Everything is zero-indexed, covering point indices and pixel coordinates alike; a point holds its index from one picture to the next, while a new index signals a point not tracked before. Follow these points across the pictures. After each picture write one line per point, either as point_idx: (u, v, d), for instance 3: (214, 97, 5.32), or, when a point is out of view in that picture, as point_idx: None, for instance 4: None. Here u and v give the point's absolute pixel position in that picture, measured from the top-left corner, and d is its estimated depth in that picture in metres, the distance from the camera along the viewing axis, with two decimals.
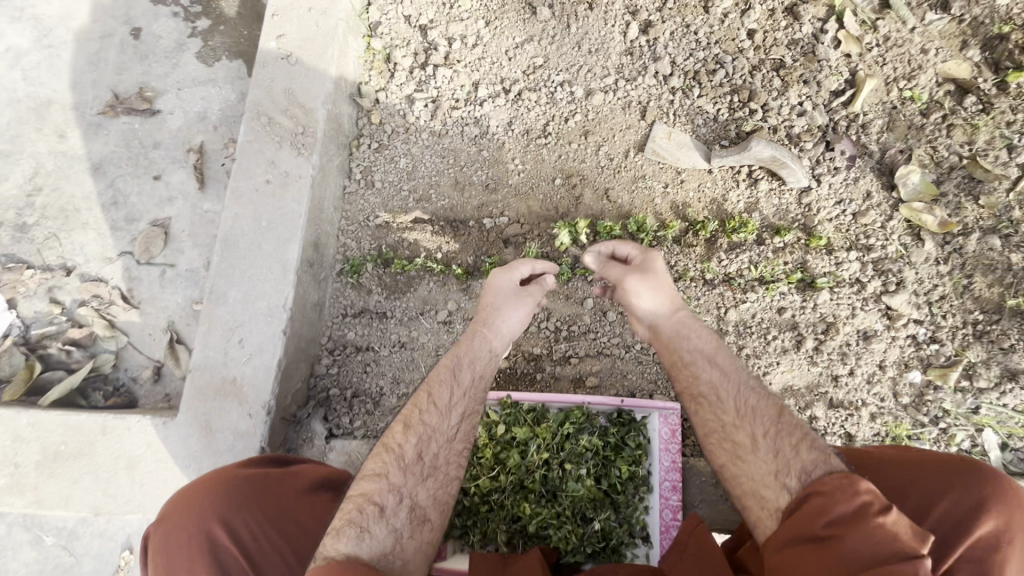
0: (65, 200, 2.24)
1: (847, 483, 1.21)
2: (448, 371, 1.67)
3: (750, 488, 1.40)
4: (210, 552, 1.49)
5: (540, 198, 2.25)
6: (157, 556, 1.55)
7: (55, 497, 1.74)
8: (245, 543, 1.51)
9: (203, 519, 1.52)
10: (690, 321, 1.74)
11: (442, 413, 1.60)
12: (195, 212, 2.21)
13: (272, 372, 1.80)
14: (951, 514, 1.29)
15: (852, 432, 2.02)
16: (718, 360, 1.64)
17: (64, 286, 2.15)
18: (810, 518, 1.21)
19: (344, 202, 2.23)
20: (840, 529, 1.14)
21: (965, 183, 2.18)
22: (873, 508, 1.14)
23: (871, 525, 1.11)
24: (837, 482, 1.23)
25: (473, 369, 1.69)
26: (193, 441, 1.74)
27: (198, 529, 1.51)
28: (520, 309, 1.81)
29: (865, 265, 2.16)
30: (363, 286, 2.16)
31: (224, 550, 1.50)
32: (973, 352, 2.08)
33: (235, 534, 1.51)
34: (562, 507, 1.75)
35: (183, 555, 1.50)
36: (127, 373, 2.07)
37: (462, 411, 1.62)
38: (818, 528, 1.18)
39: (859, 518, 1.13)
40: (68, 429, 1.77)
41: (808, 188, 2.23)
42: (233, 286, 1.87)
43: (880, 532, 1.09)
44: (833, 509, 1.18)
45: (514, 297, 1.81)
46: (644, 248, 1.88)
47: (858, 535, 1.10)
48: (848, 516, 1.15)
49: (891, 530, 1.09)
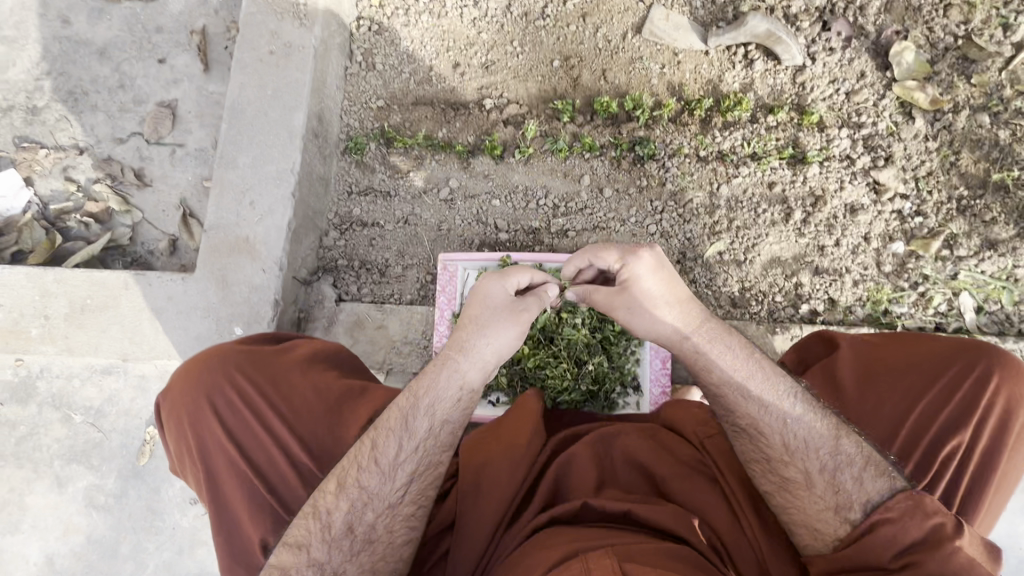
0: (74, 83, 2.30)
1: (913, 507, 1.29)
2: (398, 417, 1.49)
3: (803, 520, 1.39)
4: (214, 411, 1.63)
5: (538, 79, 2.28)
6: (170, 421, 1.70)
7: (86, 343, 1.97)
8: (245, 403, 1.63)
9: (206, 384, 1.65)
10: (704, 344, 1.52)
11: (389, 472, 1.46)
12: (201, 95, 2.28)
13: (283, 230, 2.00)
14: (966, 393, 1.52)
15: (835, 297, 2.13)
16: (749, 392, 1.48)
17: (78, 165, 2.26)
18: (878, 547, 1.29)
19: (346, 83, 2.28)
20: (917, 556, 1.25)
21: (958, 64, 2.20)
22: (946, 531, 1.26)
23: (949, 553, 1.22)
24: (903, 505, 1.30)
25: (430, 418, 1.50)
26: (212, 293, 1.97)
27: (201, 393, 1.65)
28: (508, 330, 1.51)
29: (855, 142, 2.21)
30: (367, 165, 2.25)
31: (226, 409, 1.63)
32: (956, 225, 2.14)
33: (235, 397, 1.63)
34: (558, 350, 1.89)
35: (190, 416, 1.64)
36: (144, 246, 2.22)
37: (413, 467, 1.48)
38: (888, 558, 1.27)
39: (936, 545, 1.24)
40: (92, 284, 2.00)
41: (803, 67, 2.24)
42: (242, 151, 2.04)
43: (956, 557, 1.22)
44: (902, 539, 1.27)
45: (499, 319, 1.50)
46: (627, 253, 1.49)
47: (937, 561, 1.22)
48: (920, 544, 1.26)
49: (965, 558, 1.22)
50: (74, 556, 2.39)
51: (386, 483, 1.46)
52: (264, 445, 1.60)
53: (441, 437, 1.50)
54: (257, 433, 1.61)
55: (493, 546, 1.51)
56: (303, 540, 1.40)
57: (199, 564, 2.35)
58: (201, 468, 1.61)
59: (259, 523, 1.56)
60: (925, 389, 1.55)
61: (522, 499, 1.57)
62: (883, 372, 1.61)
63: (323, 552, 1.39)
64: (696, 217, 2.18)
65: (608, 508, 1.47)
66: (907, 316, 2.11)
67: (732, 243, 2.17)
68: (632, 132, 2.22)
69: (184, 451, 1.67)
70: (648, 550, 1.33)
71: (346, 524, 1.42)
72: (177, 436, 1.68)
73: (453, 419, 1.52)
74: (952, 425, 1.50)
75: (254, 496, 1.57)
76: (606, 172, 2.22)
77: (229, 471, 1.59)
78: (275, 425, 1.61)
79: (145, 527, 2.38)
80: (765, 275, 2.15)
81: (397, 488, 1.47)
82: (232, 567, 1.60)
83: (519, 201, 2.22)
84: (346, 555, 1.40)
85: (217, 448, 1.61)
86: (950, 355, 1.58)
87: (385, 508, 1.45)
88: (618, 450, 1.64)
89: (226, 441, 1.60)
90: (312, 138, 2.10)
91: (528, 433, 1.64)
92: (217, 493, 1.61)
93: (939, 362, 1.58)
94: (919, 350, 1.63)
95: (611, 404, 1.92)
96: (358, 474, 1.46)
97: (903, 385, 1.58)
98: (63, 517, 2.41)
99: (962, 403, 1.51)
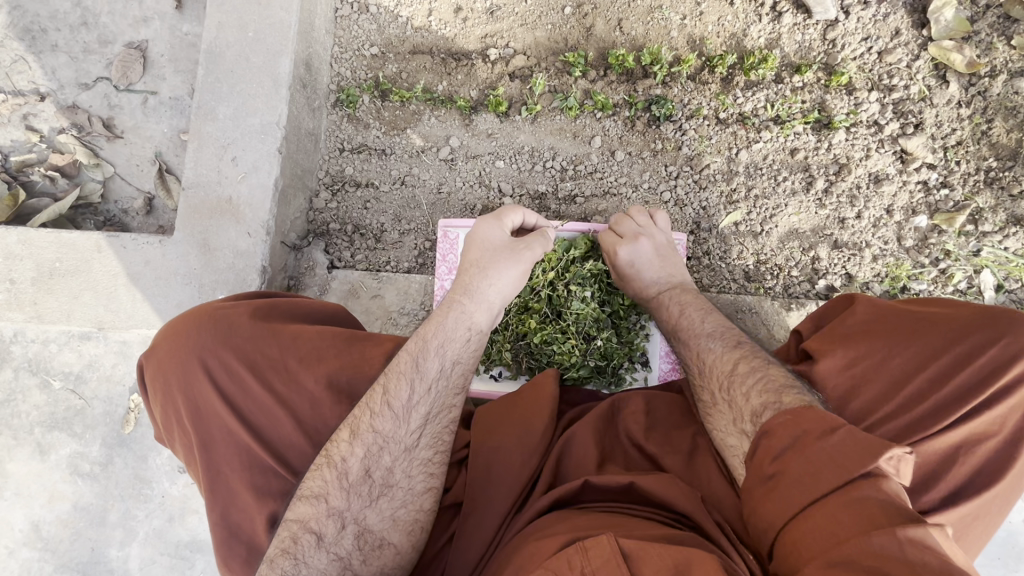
0: (30, 19, 2.11)
1: (789, 420, 1.20)
2: (409, 359, 1.46)
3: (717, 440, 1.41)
4: (207, 374, 1.46)
5: (547, 28, 2.10)
6: (157, 388, 1.52)
7: (58, 312, 1.84)
8: (241, 364, 1.46)
9: (198, 345, 1.48)
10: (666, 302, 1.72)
11: (400, 418, 1.40)
12: (174, 35, 2.09)
13: (270, 191, 1.84)
14: (989, 364, 1.35)
15: (852, 272, 2.03)
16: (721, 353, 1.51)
17: (39, 112, 2.09)
18: (760, 457, 1.21)
19: (336, 27, 2.12)
20: (787, 462, 1.15)
21: (999, 24, 2.00)
22: (812, 435, 1.14)
23: (812, 452, 1.12)
24: (780, 420, 1.22)
25: (441, 358, 1.49)
26: (193, 259, 1.83)
27: (193, 355, 1.47)
28: (515, 264, 1.66)
29: (884, 106, 2.05)
30: (361, 120, 2.10)
31: (222, 371, 1.46)
32: (982, 198, 2.00)
33: (223, 358, 1.46)
34: (566, 324, 1.79)
35: (182, 381, 1.47)
36: (117, 206, 2.07)
37: (426, 409, 1.43)
38: (766, 466, 1.18)
39: (801, 446, 1.14)
40: (61, 246, 1.86)
41: (835, 22, 2.06)
42: (221, 101, 1.86)
43: (821, 456, 1.10)
44: (777, 446, 1.18)
45: (505, 253, 1.67)
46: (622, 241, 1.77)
47: (802, 465, 1.11)
48: (789, 449, 1.16)
49: (831, 456, 1.09)
50: (62, 522, 2.30)
51: (401, 427, 1.40)
52: (266, 407, 1.44)
53: (452, 378, 1.49)
54: (257, 397, 1.45)
55: (503, 530, 1.42)
56: (319, 491, 1.33)
57: (192, 531, 2.27)
58: (195, 437, 1.44)
59: (264, 493, 1.41)
60: (947, 351, 1.39)
61: (533, 482, 1.48)
62: (905, 330, 1.45)
63: (342, 499, 1.32)
64: (713, 183, 2.05)
65: (608, 484, 1.39)
66: (925, 293, 2.01)
67: (750, 213, 2.05)
68: (648, 90, 2.06)
69: (176, 420, 1.50)
70: (651, 530, 1.26)
71: (363, 468, 1.35)
72: (166, 404, 1.51)
73: (464, 361, 1.53)
74: (970, 393, 1.34)
75: (257, 464, 1.42)
76: (619, 133, 2.07)
77: (228, 438, 1.43)
78: (278, 386, 1.46)
79: (134, 495, 2.28)
80: (781, 248, 2.05)
81: (411, 431, 1.41)
82: (231, 543, 1.44)
83: (525, 163, 2.07)
84: (365, 501, 1.34)
85: (212, 414, 1.45)
86: (983, 319, 1.41)
87: (402, 452, 1.38)
88: (619, 425, 1.57)
89: (220, 405, 1.44)
90: (299, 87, 1.92)
91: (543, 418, 1.54)
92: (213, 464, 1.44)
93: (969, 323, 1.41)
94: (946, 311, 1.47)
95: (619, 381, 1.84)
96: (371, 420, 1.39)
97: (924, 344, 1.42)
98: (47, 484, 2.31)
99: (985, 370, 1.35)
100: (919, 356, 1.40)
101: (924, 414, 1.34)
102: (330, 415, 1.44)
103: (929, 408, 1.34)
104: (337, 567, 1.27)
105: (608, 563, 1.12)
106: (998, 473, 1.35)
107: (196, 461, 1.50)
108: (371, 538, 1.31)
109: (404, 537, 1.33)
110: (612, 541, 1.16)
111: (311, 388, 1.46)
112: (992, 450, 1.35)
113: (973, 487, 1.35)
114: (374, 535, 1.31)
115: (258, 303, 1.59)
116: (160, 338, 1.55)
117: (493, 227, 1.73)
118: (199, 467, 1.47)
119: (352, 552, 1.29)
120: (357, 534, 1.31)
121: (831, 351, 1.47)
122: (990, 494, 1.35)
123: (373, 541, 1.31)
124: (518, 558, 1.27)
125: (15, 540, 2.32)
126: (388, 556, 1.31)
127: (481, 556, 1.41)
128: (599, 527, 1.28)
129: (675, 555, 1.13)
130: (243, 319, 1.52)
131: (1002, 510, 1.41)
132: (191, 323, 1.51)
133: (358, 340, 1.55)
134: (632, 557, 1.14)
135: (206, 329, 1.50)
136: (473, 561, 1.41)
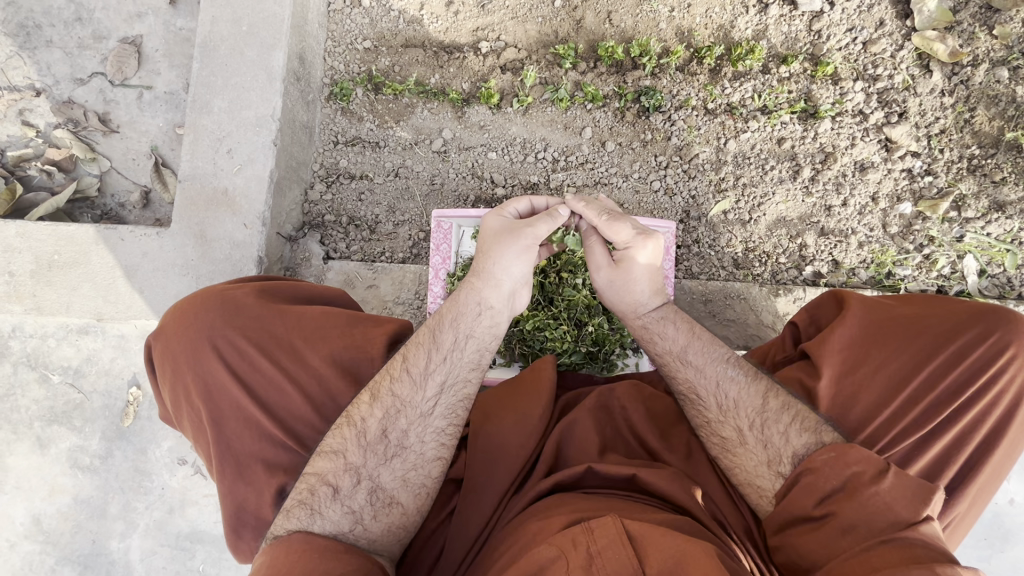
0: (25, 15, 2.13)
1: (834, 459, 1.28)
2: (426, 332, 1.52)
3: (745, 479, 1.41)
4: (217, 352, 1.47)
5: (538, 21, 2.13)
6: (165, 366, 1.53)
7: (56, 304, 1.87)
8: (252, 343, 1.48)
9: (208, 324, 1.49)
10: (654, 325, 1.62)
11: (417, 382, 1.46)
12: (169, 30, 2.11)
13: (265, 181, 1.87)
14: (978, 361, 1.39)
15: (838, 259, 2.07)
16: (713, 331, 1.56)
17: (35, 108, 2.11)
18: (801, 495, 1.30)
19: (329, 21, 2.14)
20: (837, 505, 1.25)
21: (980, 14, 2.03)
22: (864, 478, 1.24)
23: (865, 498, 1.22)
24: (824, 459, 1.30)
25: (455, 331, 1.53)
26: (190, 250, 1.85)
27: (202, 334, 1.48)
28: (519, 246, 1.55)
29: (869, 96, 2.08)
30: (355, 114, 2.13)
31: (231, 350, 1.47)
32: (965, 184, 2.04)
33: (229, 336, 1.48)
34: (558, 310, 1.84)
35: (191, 359, 1.48)
36: (114, 199, 2.10)
37: (443, 377, 1.49)
38: (812, 506, 1.28)
39: (851, 491, 1.24)
40: (59, 239, 1.88)
41: (820, 13, 2.10)
42: (216, 94, 1.88)
43: (875, 502, 1.21)
44: (824, 487, 1.28)
45: (506, 234, 1.57)
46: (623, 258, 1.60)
47: (853, 510, 1.22)
48: (839, 492, 1.26)
49: (885, 503, 1.21)
50: (63, 514, 2.33)
51: (417, 393, 1.45)
52: (277, 385, 1.47)
53: (465, 352, 1.53)
54: (266, 375, 1.47)
55: (501, 509, 1.46)
56: (339, 446, 1.40)
57: (191, 522, 2.29)
58: (204, 413, 1.46)
59: (275, 467, 1.44)
60: (937, 352, 1.41)
61: (530, 465, 1.51)
62: (896, 332, 1.47)
63: (359, 457, 1.39)
64: (702, 173, 2.09)
65: (612, 472, 1.42)
66: (909, 279, 2.06)
67: (738, 202, 2.09)
68: (638, 81, 2.09)
69: (184, 398, 1.51)
70: (652, 516, 1.30)
71: (381, 428, 1.42)
72: (174, 382, 1.51)
73: (477, 337, 1.55)
74: (960, 390, 1.38)
75: (268, 439, 1.44)
76: (609, 124, 2.10)
77: (239, 414, 1.45)
78: (287, 364, 1.49)
79: (134, 487, 2.31)
80: (769, 235, 2.09)
81: (427, 398, 1.46)
82: (241, 515, 1.46)
83: (517, 155, 2.10)
84: (381, 459, 1.40)
85: (222, 391, 1.46)
86: (970, 319, 1.44)
87: (417, 417, 1.44)
88: (621, 413, 1.60)
89: (228, 382, 1.45)
90: (293, 81, 1.95)
91: (542, 405, 1.56)
92: (222, 440, 1.45)
93: (956, 324, 1.44)
94: (935, 312, 1.50)
95: (611, 366, 1.86)
96: (391, 384, 1.45)
97: (915, 346, 1.43)
98: (47, 477, 2.33)
99: (971, 370, 1.39)
100: (911, 359, 1.42)
101: (914, 417, 1.37)
102: (339, 391, 1.48)
103: (921, 410, 1.37)
104: (349, 520, 1.34)
105: (617, 547, 1.17)
106: (981, 466, 1.41)
107: (204, 437, 1.51)
108: (383, 495, 1.37)
109: (411, 498, 1.40)
110: (620, 525, 1.21)
111: (318, 366, 1.49)
112: (976, 445, 1.40)
113: (956, 481, 1.41)
114: (384, 493, 1.38)
115: (266, 285, 1.61)
116: (165, 319, 1.55)
117: (499, 211, 1.63)
118: (208, 443, 1.49)
119: (364, 507, 1.35)
120: (371, 490, 1.37)
121: (829, 358, 1.47)
122: (972, 487, 1.41)
123: (385, 498, 1.37)
124: (520, 535, 1.30)
125: (16, 533, 2.34)
126: (396, 515, 1.37)
127: (478, 533, 1.44)
128: (603, 510, 1.31)
129: (679, 537, 1.18)
130: (248, 299, 1.53)
131: (984, 499, 1.47)
132: (197, 303, 1.53)
133: (365, 321, 1.57)
134: (637, 539, 1.19)
135: (213, 308, 1.51)
136: (470, 537, 1.44)
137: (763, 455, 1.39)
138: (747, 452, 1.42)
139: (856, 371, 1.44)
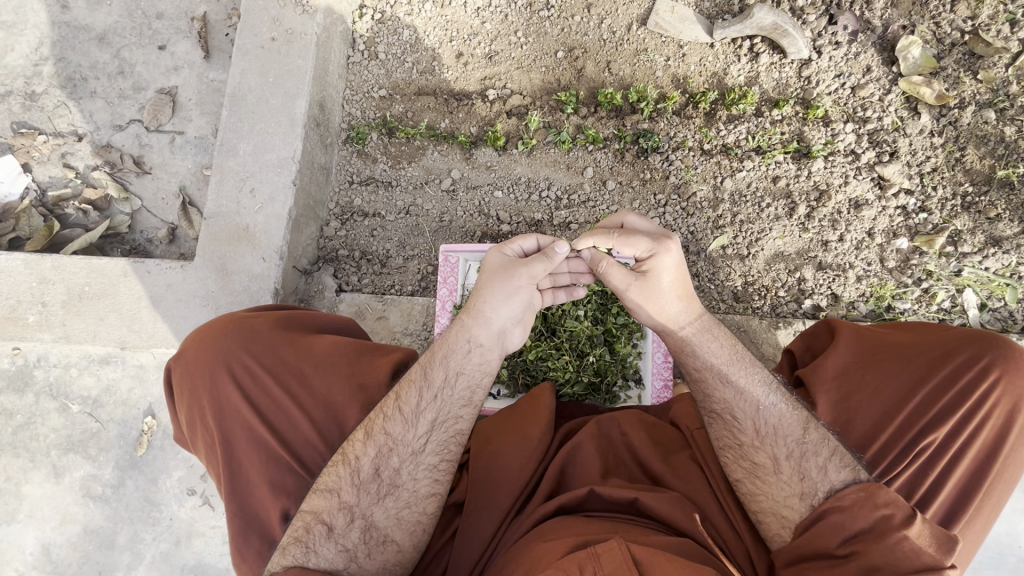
0: (73, 68, 2.34)
1: (863, 498, 1.27)
2: (418, 369, 1.52)
3: (766, 509, 1.38)
4: (231, 376, 1.54)
5: (541, 70, 2.28)
6: (183, 389, 1.60)
7: (83, 333, 1.98)
8: (265, 369, 1.55)
9: (225, 350, 1.56)
10: (699, 338, 1.51)
11: (409, 421, 1.47)
12: (202, 81, 2.31)
13: (283, 220, 2.00)
14: (970, 385, 1.40)
15: (837, 292, 2.11)
16: (725, 382, 1.49)
17: (77, 152, 2.29)
18: (827, 535, 1.29)
19: (348, 72, 2.31)
20: (862, 547, 1.24)
21: (964, 60, 2.12)
22: (894, 521, 1.22)
23: (891, 544, 1.21)
24: (853, 495, 1.28)
25: (445, 367, 1.50)
26: (211, 282, 1.97)
27: (219, 358, 1.56)
28: (511, 288, 1.47)
29: (860, 137, 2.16)
30: (369, 155, 2.27)
31: (246, 373, 1.54)
32: (960, 221, 2.08)
33: (245, 362, 1.55)
34: (560, 341, 1.88)
35: (208, 380, 1.55)
36: (142, 234, 2.25)
37: (434, 415, 1.48)
38: (836, 545, 1.27)
39: (878, 535, 1.23)
40: (91, 271, 2.01)
41: (809, 60, 2.20)
42: (242, 139, 2.03)
43: (903, 547, 1.20)
44: (851, 527, 1.27)
45: (496, 276, 1.49)
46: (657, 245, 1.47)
47: (880, 553, 1.21)
48: (867, 533, 1.25)
49: (913, 549, 1.20)
50: (71, 546, 2.33)
51: (409, 430, 1.47)
52: (286, 409, 1.53)
53: (456, 389, 1.50)
54: (278, 399, 1.53)
55: (503, 532, 1.47)
56: (335, 485, 1.43)
57: (196, 555, 2.29)
58: (217, 432, 1.51)
59: (280, 490, 1.47)
60: (926, 377, 1.43)
61: (531, 489, 1.52)
62: (887, 359, 1.50)
63: (353, 495, 1.42)
64: (700, 211, 2.17)
65: (615, 495, 1.43)
66: (910, 312, 2.08)
67: (737, 236, 2.16)
68: (637, 124, 2.20)
69: (199, 418, 1.57)
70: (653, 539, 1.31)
71: (374, 468, 1.44)
72: (190, 403, 1.58)
73: (468, 373, 1.51)
74: (954, 415, 1.39)
75: (275, 462, 1.49)
76: (609, 164, 2.21)
77: (249, 437, 1.50)
78: (298, 391, 1.55)
79: (143, 517, 2.31)
80: (768, 270, 2.15)
81: (419, 436, 1.47)
82: (245, 533, 1.49)
83: (522, 193, 2.21)
84: (374, 498, 1.42)
85: (234, 414, 1.52)
86: (957, 343, 1.46)
87: (408, 455, 1.46)
88: (622, 440, 1.59)
89: (241, 404, 1.52)
90: (313, 126, 2.10)
91: (542, 429, 1.58)
92: (233, 460, 1.51)
93: (944, 348, 1.47)
94: (925, 338, 1.52)
95: (613, 398, 1.89)
96: (385, 422, 1.47)
97: (902, 372, 1.46)
98: (60, 507, 2.34)
99: (963, 393, 1.40)
100: (900, 383, 1.45)
101: (909, 442, 1.38)
102: (346, 420, 1.53)
103: (914, 433, 1.39)
104: (344, 557, 1.36)
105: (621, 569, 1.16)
106: (975, 492, 1.40)
107: (215, 458, 1.56)
108: (377, 533, 1.40)
109: (406, 536, 1.42)
110: (624, 546, 1.21)
111: (328, 392, 1.55)
112: (968, 469, 1.40)
113: (953, 509, 1.39)
114: (378, 531, 1.40)
115: (281, 315, 1.68)
116: (186, 343, 1.63)
117: (499, 247, 1.54)
118: (219, 463, 1.53)
119: (358, 545, 1.38)
120: (364, 528, 1.40)
121: (823, 386, 1.50)
122: (970, 515, 1.39)
123: (378, 537, 1.40)
124: (527, 556, 1.30)
125: (26, 563, 2.34)
126: (391, 552, 1.40)
127: (480, 554, 1.46)
128: (606, 532, 1.32)
129: (682, 562, 1.19)
130: (263, 327, 1.61)
131: (983, 529, 1.45)
132: (215, 328, 1.61)
133: (375, 351, 1.63)
134: (641, 558, 1.20)
135: (228, 333, 1.59)
136: (473, 557, 1.46)
137: (784, 492, 1.36)
138: (768, 486, 1.38)
139: (848, 399, 1.47)
